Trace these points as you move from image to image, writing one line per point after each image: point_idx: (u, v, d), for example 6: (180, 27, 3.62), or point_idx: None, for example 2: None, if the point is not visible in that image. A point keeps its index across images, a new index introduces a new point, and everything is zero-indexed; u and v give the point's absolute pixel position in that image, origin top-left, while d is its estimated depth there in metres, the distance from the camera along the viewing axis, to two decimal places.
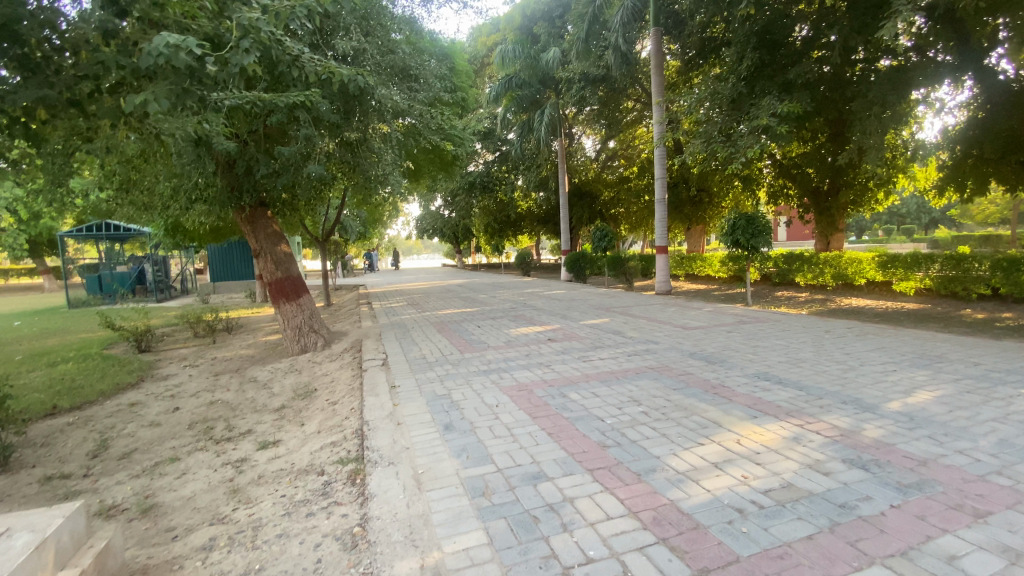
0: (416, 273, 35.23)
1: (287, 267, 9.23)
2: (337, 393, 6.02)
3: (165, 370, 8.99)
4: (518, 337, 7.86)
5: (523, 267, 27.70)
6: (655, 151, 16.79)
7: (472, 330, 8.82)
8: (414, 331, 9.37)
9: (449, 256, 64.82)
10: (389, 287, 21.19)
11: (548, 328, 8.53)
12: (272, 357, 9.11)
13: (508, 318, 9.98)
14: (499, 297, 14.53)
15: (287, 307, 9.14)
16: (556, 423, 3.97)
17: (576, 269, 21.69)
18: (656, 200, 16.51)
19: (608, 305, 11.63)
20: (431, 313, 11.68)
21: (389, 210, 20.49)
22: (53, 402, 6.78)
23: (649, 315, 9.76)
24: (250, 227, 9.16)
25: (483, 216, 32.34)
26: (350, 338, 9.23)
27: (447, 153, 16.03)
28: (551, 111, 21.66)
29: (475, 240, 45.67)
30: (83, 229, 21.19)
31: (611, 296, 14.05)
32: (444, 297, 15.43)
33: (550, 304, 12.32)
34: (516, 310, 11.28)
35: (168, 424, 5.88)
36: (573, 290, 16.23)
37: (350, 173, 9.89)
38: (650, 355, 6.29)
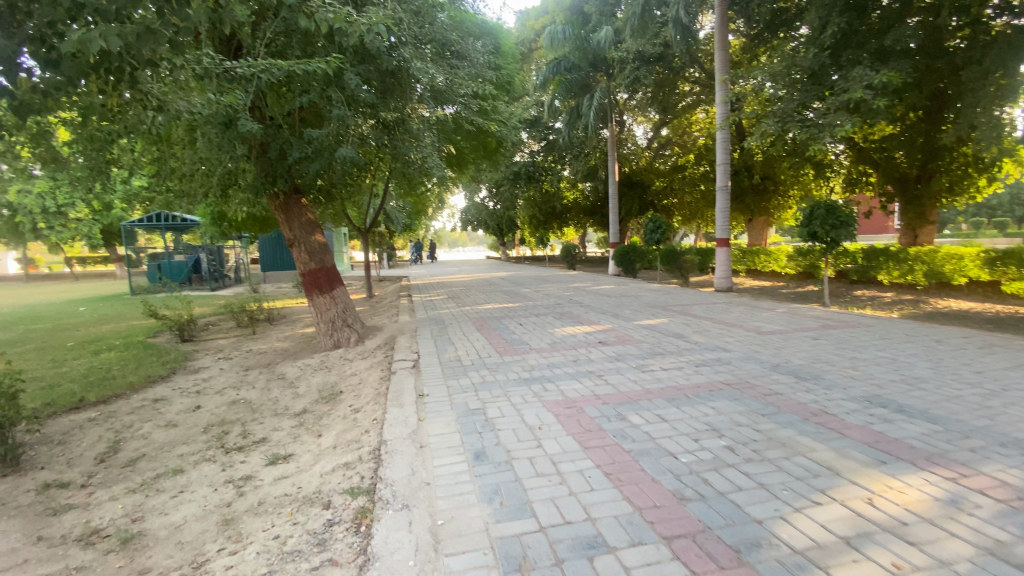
0: (460, 265, 34.93)
1: (320, 258, 8.69)
2: (361, 399, 5.37)
3: (199, 362, 8.61)
4: (564, 339, 7.03)
5: (570, 260, 26.67)
6: (718, 135, 15.36)
7: (513, 329, 8.07)
8: (452, 328, 8.70)
9: (493, 249, 64.52)
10: (431, 279, 20.81)
11: (597, 329, 7.64)
12: (305, 352, 8.67)
13: (552, 316, 9.15)
14: (543, 292, 13.71)
15: (320, 300, 8.63)
16: (615, 458, 3.13)
17: (626, 262, 20.52)
18: (718, 188, 15.23)
19: (663, 303, 10.58)
20: (470, 308, 10.97)
21: (433, 202, 20.09)
22: (80, 394, 6.43)
23: (712, 316, 8.66)
24: (283, 214, 8.61)
25: (528, 207, 31.55)
26: (385, 334, 8.68)
27: (491, 140, 15.30)
28: (601, 95, 20.54)
29: (520, 233, 44.94)
30: (144, 219, 21.91)
31: (668, 294, 12.89)
32: (486, 290, 14.76)
33: (598, 300, 11.39)
34: (561, 306, 10.45)
35: (185, 425, 5.37)
36: (624, 285, 15.15)
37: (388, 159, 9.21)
38: (721, 366, 5.31)
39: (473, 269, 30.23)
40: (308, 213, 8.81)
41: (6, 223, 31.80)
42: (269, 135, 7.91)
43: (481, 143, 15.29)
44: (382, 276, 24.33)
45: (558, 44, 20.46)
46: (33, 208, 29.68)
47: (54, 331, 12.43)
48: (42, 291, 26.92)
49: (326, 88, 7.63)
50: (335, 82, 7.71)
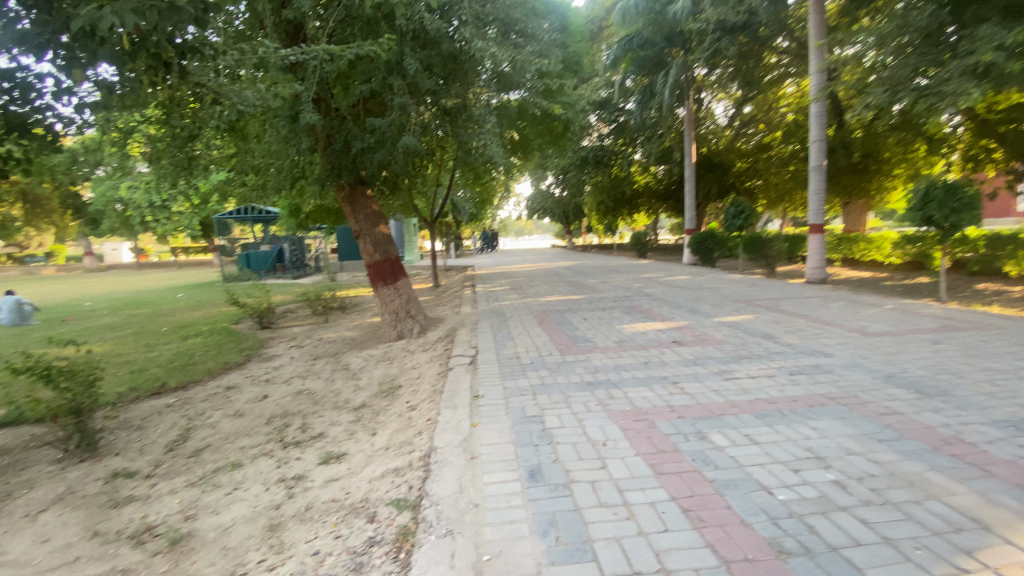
0: (526, 253, 34.66)
1: (385, 250, 8.56)
2: (418, 395, 5.16)
3: (272, 350, 8.69)
4: (634, 336, 6.50)
5: (640, 248, 25.55)
6: (811, 107, 13.87)
7: (578, 324, 7.60)
8: (514, 321, 8.36)
9: (560, 238, 63.67)
10: (496, 269, 20.69)
11: (671, 326, 7.05)
12: (370, 341, 8.68)
13: (619, 310, 8.60)
14: (610, 282, 13.10)
15: (384, 292, 8.51)
16: (695, 490, 2.72)
17: (702, 251, 19.28)
18: (811, 167, 13.83)
19: (744, 297, 9.69)
20: (533, 300, 10.58)
21: (499, 190, 19.90)
22: (163, 380, 6.82)
23: (804, 314, 7.76)
24: (349, 206, 8.54)
25: (596, 193, 30.60)
26: (447, 325, 8.50)
27: (558, 124, 14.79)
28: (677, 71, 19.33)
29: (588, 221, 43.87)
30: (233, 211, 23.48)
31: (750, 285, 11.81)
32: (550, 281, 14.36)
33: (670, 293, 10.64)
34: (630, 299, 9.86)
35: (250, 415, 5.43)
36: (699, 276, 14.16)
37: (452, 147, 8.96)
38: (820, 377, 4.63)
39: (538, 258, 29.85)
40: (374, 204, 8.70)
41: (120, 216, 35.35)
42: (333, 127, 7.89)
43: (547, 128, 14.83)
44: (449, 265, 24.58)
45: (630, 20, 19.42)
46: (141, 202, 32.75)
47: (154, 316, 13.52)
48: (149, 278, 29.70)
49: (388, 76, 7.49)
50: (397, 69, 7.56)
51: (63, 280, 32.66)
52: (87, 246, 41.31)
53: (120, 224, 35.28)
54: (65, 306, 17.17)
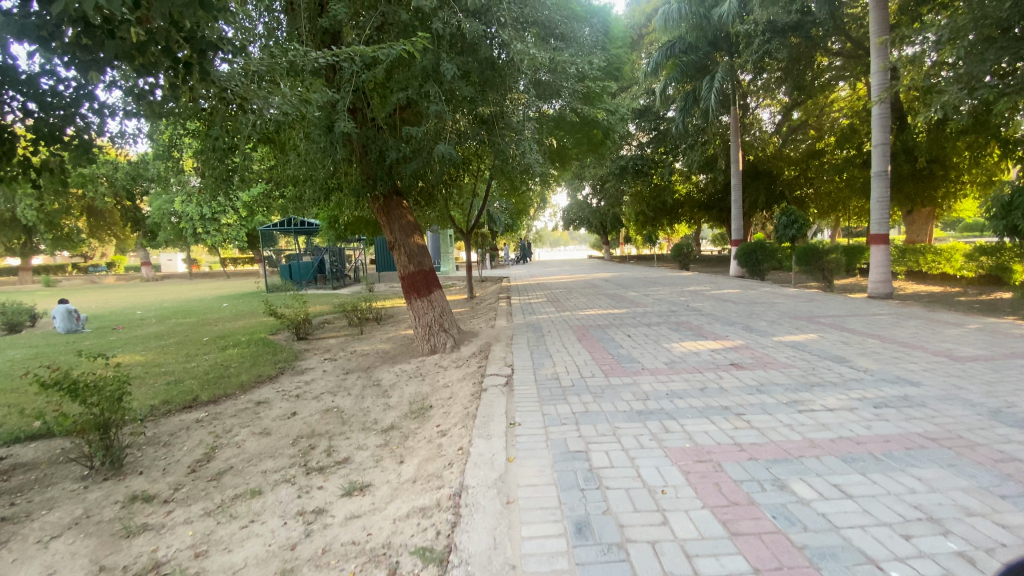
0: (562, 265, 34.16)
1: (419, 261, 8.30)
2: (450, 418, 4.77)
3: (306, 362, 8.54)
4: (683, 357, 5.94)
5: (682, 260, 24.64)
6: (873, 109, 12.92)
7: (621, 341, 7.08)
8: (553, 336, 7.88)
9: (596, 249, 62.83)
10: (532, 280, 20.27)
11: (725, 346, 6.44)
12: (403, 355, 8.38)
13: (665, 327, 8.02)
14: (652, 296, 12.47)
15: (417, 304, 8.23)
16: (782, 561, 2.23)
17: (750, 263, 18.32)
18: (873, 173, 12.87)
19: (802, 314, 8.93)
20: (572, 314, 10.12)
21: (535, 201, 19.56)
22: (195, 393, 6.70)
23: (876, 333, 7.04)
24: (384, 216, 8.32)
25: (635, 203, 29.84)
26: (482, 340, 8.12)
27: (597, 131, 14.36)
28: (722, 75, 18.65)
29: (626, 231, 43.00)
30: (277, 223, 24.07)
31: (807, 301, 10.93)
32: (588, 293, 13.84)
33: (719, 308, 9.95)
34: (676, 314, 9.25)
35: (277, 433, 5.18)
36: (749, 290, 13.36)
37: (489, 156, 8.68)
38: (911, 412, 3.99)
39: (575, 269, 29.25)
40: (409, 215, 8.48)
41: (172, 229, 36.96)
42: (369, 136, 7.73)
43: (585, 136, 14.42)
44: (484, 276, 24.34)
45: (673, 24, 18.91)
46: (193, 214, 34.12)
47: (196, 326, 13.71)
48: (198, 288, 30.72)
49: (424, 84, 7.28)
50: (434, 76, 7.34)
51: (119, 289, 34.21)
52: (143, 257, 43.25)
53: (172, 237, 36.82)
54: (117, 315, 17.77)
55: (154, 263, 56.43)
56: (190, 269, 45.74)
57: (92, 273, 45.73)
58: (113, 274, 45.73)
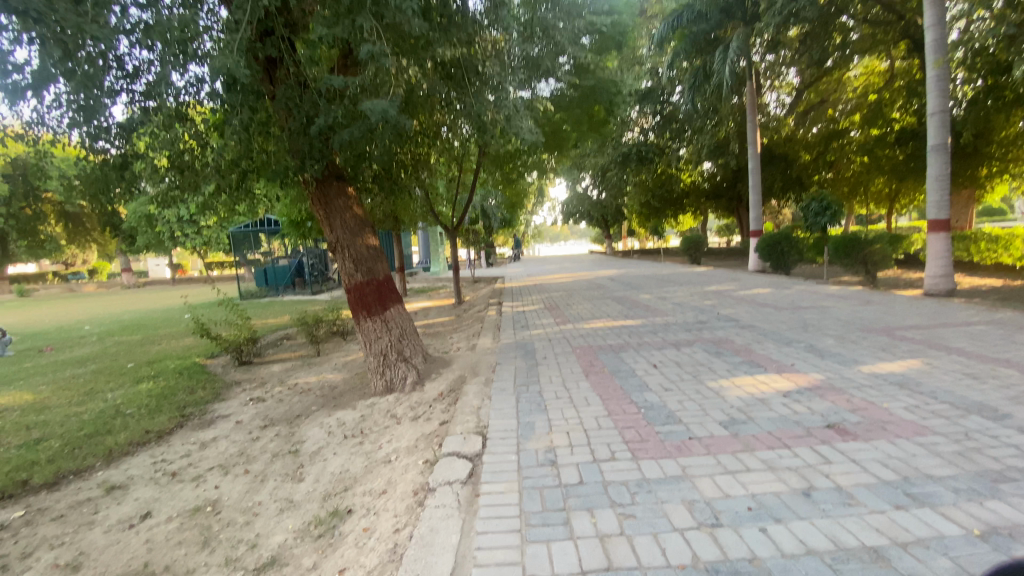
0: (562, 262, 32.09)
1: (367, 266, 6.09)
2: (363, 558, 2.72)
3: (225, 404, 6.48)
4: (749, 415, 3.84)
5: (693, 253, 22.61)
6: (928, 72, 10.67)
7: (642, 376, 4.97)
8: (550, 365, 5.72)
9: (596, 244, 60.87)
10: (529, 281, 18.24)
11: (801, 387, 4.36)
12: (351, 394, 6.22)
13: (701, 350, 5.91)
14: (669, 299, 10.40)
15: (366, 326, 6.03)
16: None
17: (773, 255, 16.20)
18: (930, 148, 10.68)
19: (874, 325, 6.84)
20: (574, 327, 8.05)
21: (530, 193, 17.54)
22: (30, 469, 4.61)
23: (1006, 360, 4.96)
24: (321, 209, 6.19)
25: (639, 193, 27.74)
26: (454, 371, 5.99)
27: (598, 106, 12.31)
28: (738, 43, 16.55)
29: (628, 225, 40.96)
30: (249, 223, 21.97)
31: (863, 304, 8.84)
32: (592, 297, 11.78)
33: (759, 317, 7.85)
34: (709, 327, 7.17)
35: (90, 571, 3.16)
36: (782, 289, 11.29)
37: (459, 121, 6.70)
38: None
39: (576, 265, 27.22)
40: (356, 206, 6.32)
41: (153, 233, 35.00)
42: (290, 98, 5.59)
43: (584, 113, 12.32)
44: (477, 277, 22.33)
45: None
46: (170, 217, 32.06)
47: (135, 347, 11.55)
48: (174, 294, 28.68)
49: (357, 16, 5.08)
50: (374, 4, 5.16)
51: (94, 298, 32.23)
52: (125, 264, 41.12)
53: (151, 240, 34.70)
54: (62, 331, 15.64)
55: (140, 268, 54.33)
56: (175, 274, 43.70)
57: (71, 281, 43.65)
58: (96, 281, 43.71)
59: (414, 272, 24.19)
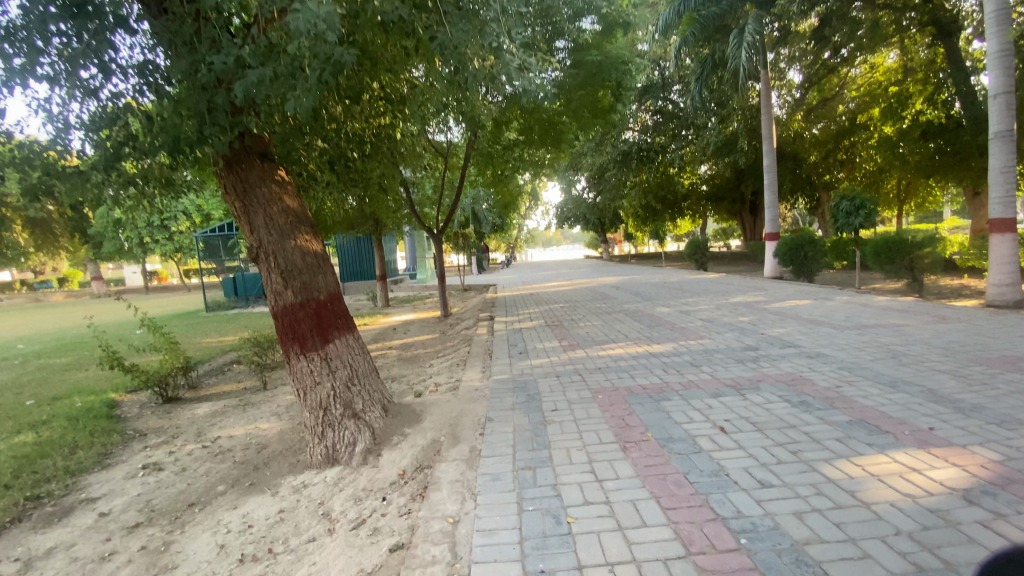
0: (557, 268, 30.33)
1: (304, 279, 4.26)
2: None
3: (109, 475, 4.64)
4: (951, 563, 2.08)
5: (700, 258, 21.02)
6: (989, 45, 8.79)
7: (713, 454, 3.19)
8: (564, 421, 3.92)
9: (591, 248, 59.38)
10: (524, 290, 16.49)
11: (992, 487, 2.64)
12: (280, 462, 4.38)
13: (778, 398, 4.15)
14: (695, 314, 8.67)
15: (301, 365, 4.21)
16: None
17: (794, 260, 14.54)
18: (995, 136, 8.87)
19: (989, 354, 5.15)
20: (587, 352, 6.27)
21: (524, 194, 15.82)
22: None
23: None
24: (239, 201, 4.36)
25: (639, 194, 26.09)
26: (426, 427, 4.17)
27: (603, 89, 10.59)
28: (753, 26, 14.88)
29: (624, 228, 39.36)
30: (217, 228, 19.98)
31: (940, 320, 7.12)
32: (601, 310, 10.02)
33: (824, 340, 6.11)
34: (767, 357, 5.45)
35: None
36: (824, 300, 9.61)
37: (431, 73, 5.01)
38: None
39: (574, 272, 25.49)
40: (291, 198, 4.52)
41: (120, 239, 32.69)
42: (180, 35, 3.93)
43: (588, 99, 10.61)
44: (466, 285, 20.53)
45: None
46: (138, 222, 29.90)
47: (54, 375, 9.58)
48: (143, 305, 26.66)
49: None
50: None
51: (55, 309, 29.89)
52: (94, 271, 38.77)
53: (119, 247, 32.41)
54: None
55: (116, 275, 51.93)
56: (149, 283, 41.59)
57: (39, 290, 41.40)
58: (64, 290, 41.23)
59: (399, 279, 22.34)
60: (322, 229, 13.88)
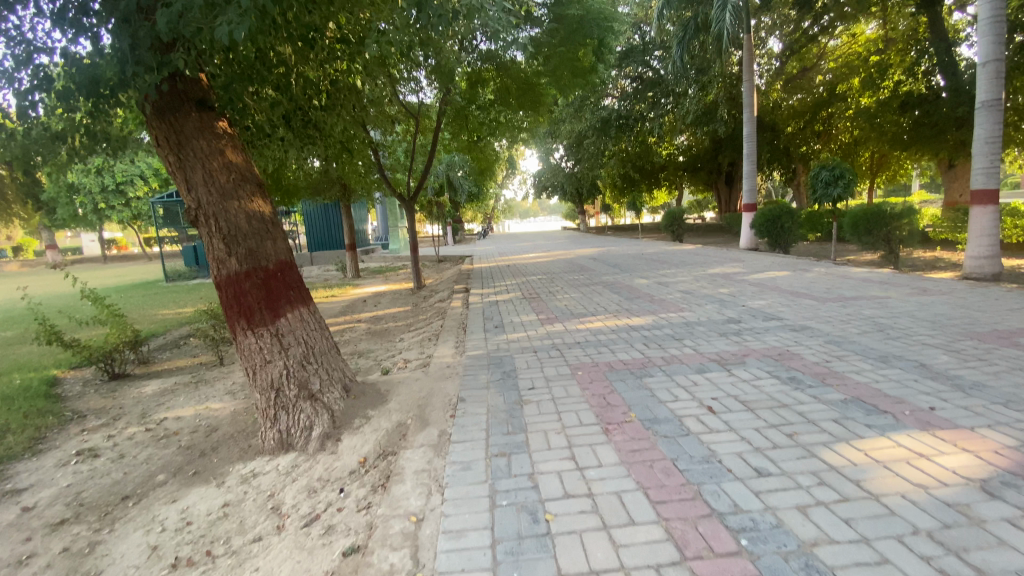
0: (533, 239, 29.91)
1: (250, 246, 3.80)
2: None
3: (37, 462, 4.17)
4: (976, 567, 1.86)
5: (677, 229, 20.90)
6: (982, 8, 8.52)
7: (703, 437, 2.92)
8: (541, 400, 3.61)
9: (567, 219, 58.98)
10: (500, 260, 16.08)
11: (1005, 475, 2.43)
12: (230, 448, 3.98)
13: (767, 374, 3.92)
14: (676, 286, 8.44)
15: (248, 341, 3.78)
16: None
17: (771, 231, 14.45)
18: (980, 105, 8.71)
19: (975, 328, 5.02)
20: (565, 325, 5.96)
21: (500, 161, 15.23)
22: None
23: None
24: (173, 154, 3.83)
25: (617, 164, 25.66)
26: (391, 409, 3.80)
27: (584, 48, 10.02)
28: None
29: (602, 199, 39.02)
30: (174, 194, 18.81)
31: (919, 292, 7.05)
32: (579, 281, 9.72)
33: (807, 312, 5.94)
34: (752, 330, 5.23)
35: None
36: (803, 271, 9.50)
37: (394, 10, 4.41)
38: None
39: (551, 242, 25.15)
40: (235, 153, 3.99)
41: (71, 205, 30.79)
42: None
43: (566, 60, 10.05)
44: (441, 256, 20.00)
45: None
46: (90, 187, 28.10)
47: None
48: (99, 273, 25.35)
49: None
50: None
51: None
52: (46, 239, 36.63)
53: (71, 213, 30.53)
54: None
55: (71, 243, 49.33)
56: (107, 251, 39.63)
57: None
58: (14, 259, 38.97)
59: (371, 249, 21.62)
60: (287, 194, 13.09)
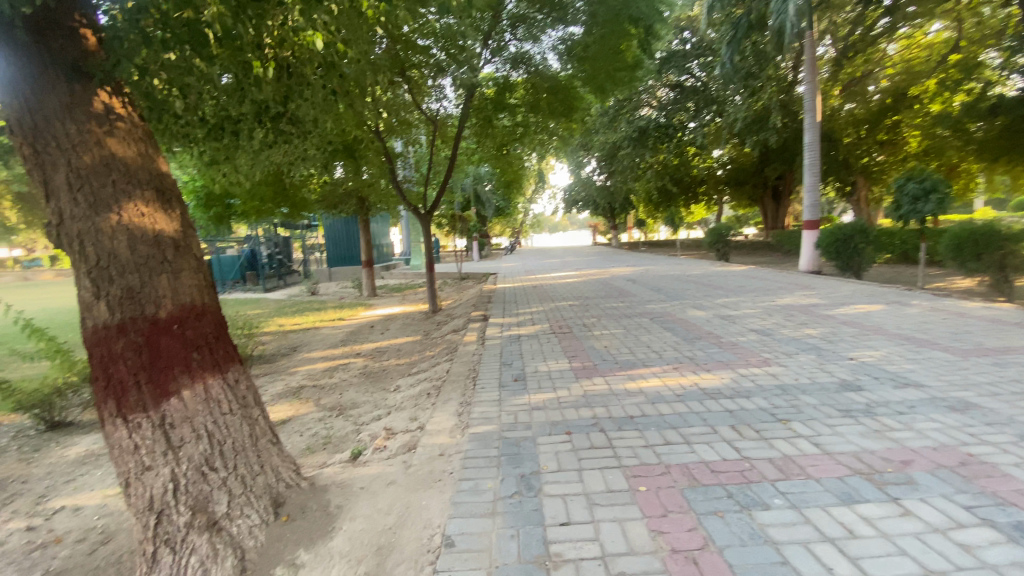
0: (565, 256, 28.28)
1: (129, 282, 2.43)
2: None
3: None
4: None
5: (724, 247, 19.02)
6: None
7: None
8: (583, 561, 2.09)
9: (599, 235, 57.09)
10: (527, 281, 14.55)
11: None
12: None
13: (970, 516, 2.27)
14: (744, 322, 6.74)
15: (118, 435, 2.40)
16: None
17: (841, 252, 12.42)
18: None
19: None
20: (609, 383, 4.40)
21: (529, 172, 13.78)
22: None
23: None
24: (27, 142, 2.49)
25: (656, 177, 23.88)
26: (333, 556, 2.34)
27: (628, 37, 8.40)
28: None
29: (636, 214, 37.13)
30: None
31: None
32: (620, 312, 8.12)
33: (953, 375, 4.20)
34: (885, 407, 3.57)
35: None
36: (902, 306, 7.63)
37: None
38: None
39: (582, 260, 23.51)
40: (122, 140, 2.59)
41: None
42: None
43: (607, 50, 8.49)
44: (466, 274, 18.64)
45: None
46: None
47: None
48: None
49: None
50: None
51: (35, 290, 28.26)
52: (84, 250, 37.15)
53: None
54: None
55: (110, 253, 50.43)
56: None
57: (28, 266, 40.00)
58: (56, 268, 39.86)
59: (392, 266, 20.43)
60: (295, 206, 11.99)
